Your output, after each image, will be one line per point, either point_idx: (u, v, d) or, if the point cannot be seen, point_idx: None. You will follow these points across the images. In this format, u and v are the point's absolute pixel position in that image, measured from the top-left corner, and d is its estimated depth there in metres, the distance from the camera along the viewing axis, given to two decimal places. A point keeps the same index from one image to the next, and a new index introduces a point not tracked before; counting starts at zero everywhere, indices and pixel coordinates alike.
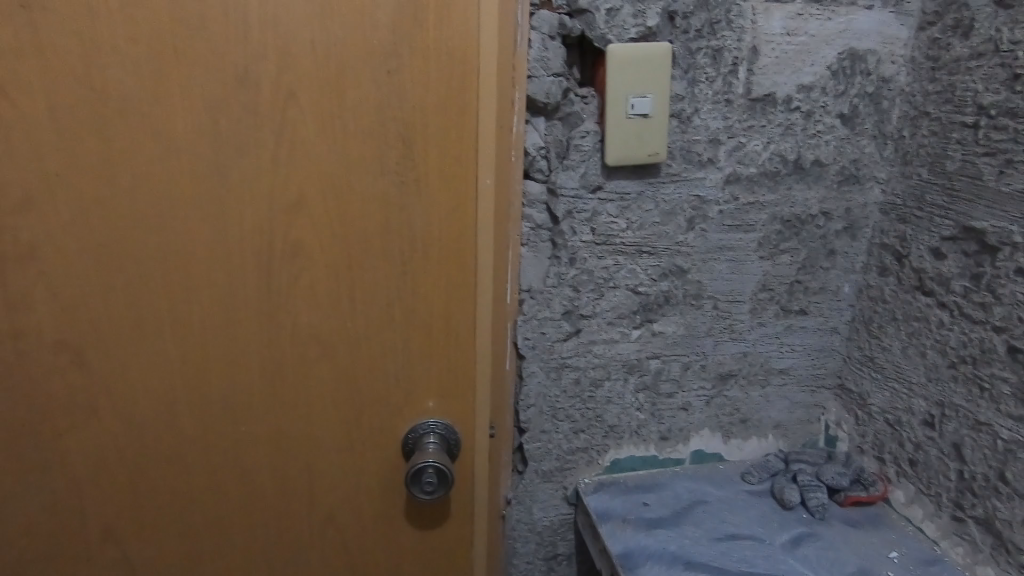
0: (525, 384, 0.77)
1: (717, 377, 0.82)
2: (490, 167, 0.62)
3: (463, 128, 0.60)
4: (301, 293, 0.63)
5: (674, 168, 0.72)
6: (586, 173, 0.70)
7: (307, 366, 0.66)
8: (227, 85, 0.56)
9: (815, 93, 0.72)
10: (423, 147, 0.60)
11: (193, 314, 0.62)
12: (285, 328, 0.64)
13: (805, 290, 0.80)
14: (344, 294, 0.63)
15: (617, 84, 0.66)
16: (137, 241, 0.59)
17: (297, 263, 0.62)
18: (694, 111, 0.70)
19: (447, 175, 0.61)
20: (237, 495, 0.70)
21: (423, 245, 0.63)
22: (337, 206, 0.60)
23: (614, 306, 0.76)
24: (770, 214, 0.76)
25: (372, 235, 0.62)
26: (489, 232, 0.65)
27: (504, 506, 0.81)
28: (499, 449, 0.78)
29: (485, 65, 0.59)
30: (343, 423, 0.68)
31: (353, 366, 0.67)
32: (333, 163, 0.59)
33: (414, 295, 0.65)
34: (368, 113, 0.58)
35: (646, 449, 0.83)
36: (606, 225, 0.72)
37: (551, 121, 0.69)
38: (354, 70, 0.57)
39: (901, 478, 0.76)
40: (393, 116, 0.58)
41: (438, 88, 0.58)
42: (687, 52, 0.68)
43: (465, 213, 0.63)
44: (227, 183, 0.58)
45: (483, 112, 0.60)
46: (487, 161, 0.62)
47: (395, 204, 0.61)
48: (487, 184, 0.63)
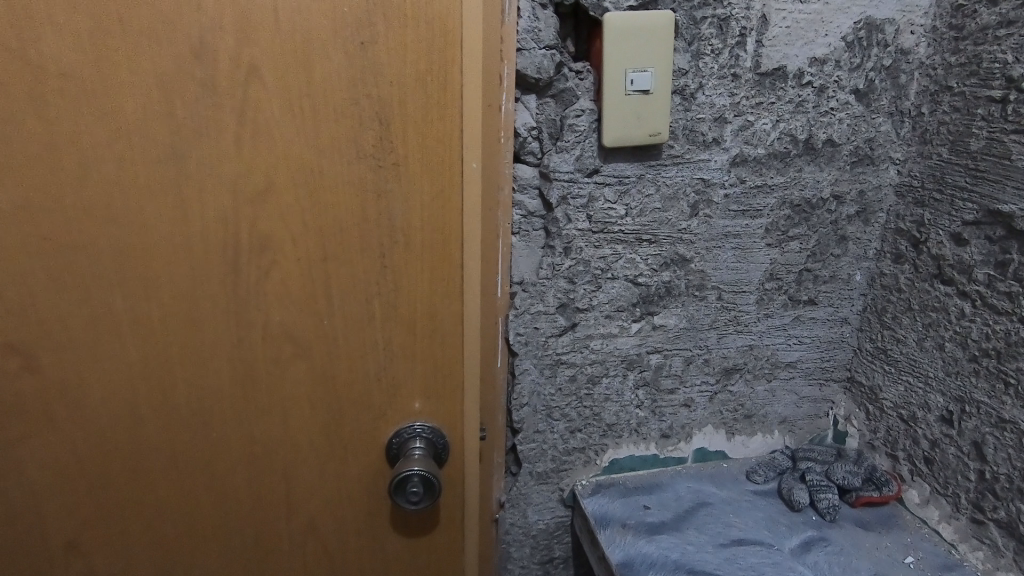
0: (518, 382, 0.72)
1: (721, 372, 0.78)
2: (476, 150, 0.57)
3: (447, 105, 0.55)
4: (272, 288, 0.58)
5: (676, 149, 0.66)
6: (581, 155, 0.65)
7: (282, 368, 0.61)
8: (181, 60, 0.50)
9: (829, 66, 0.67)
10: (402, 127, 0.54)
11: (154, 313, 0.57)
12: (256, 328, 0.59)
13: (815, 279, 0.76)
14: (319, 290, 0.58)
15: (615, 58, 0.60)
16: (87, 235, 0.54)
17: (267, 257, 0.57)
18: (698, 86, 0.64)
19: (429, 158, 0.56)
20: (211, 504, 0.65)
21: (405, 236, 0.58)
22: (309, 193, 0.55)
23: (612, 299, 0.71)
24: (779, 198, 0.71)
25: (348, 225, 0.57)
26: (477, 220, 0.59)
27: (497, 509, 0.77)
28: (491, 450, 0.74)
29: (469, 36, 0.54)
30: (322, 427, 0.64)
31: (332, 368, 0.62)
32: (302, 146, 0.54)
33: (396, 289, 0.60)
34: (341, 91, 0.52)
35: (647, 448, 0.79)
36: (603, 212, 0.67)
37: (543, 99, 0.63)
38: (323, 40, 0.51)
39: (915, 477, 0.72)
40: (368, 94, 0.53)
41: (417, 62, 0.53)
42: (691, 22, 0.62)
43: (449, 201, 0.58)
44: (185, 170, 0.53)
45: (468, 88, 0.55)
46: (473, 144, 0.57)
47: (373, 190, 0.56)
48: (473, 168, 0.57)
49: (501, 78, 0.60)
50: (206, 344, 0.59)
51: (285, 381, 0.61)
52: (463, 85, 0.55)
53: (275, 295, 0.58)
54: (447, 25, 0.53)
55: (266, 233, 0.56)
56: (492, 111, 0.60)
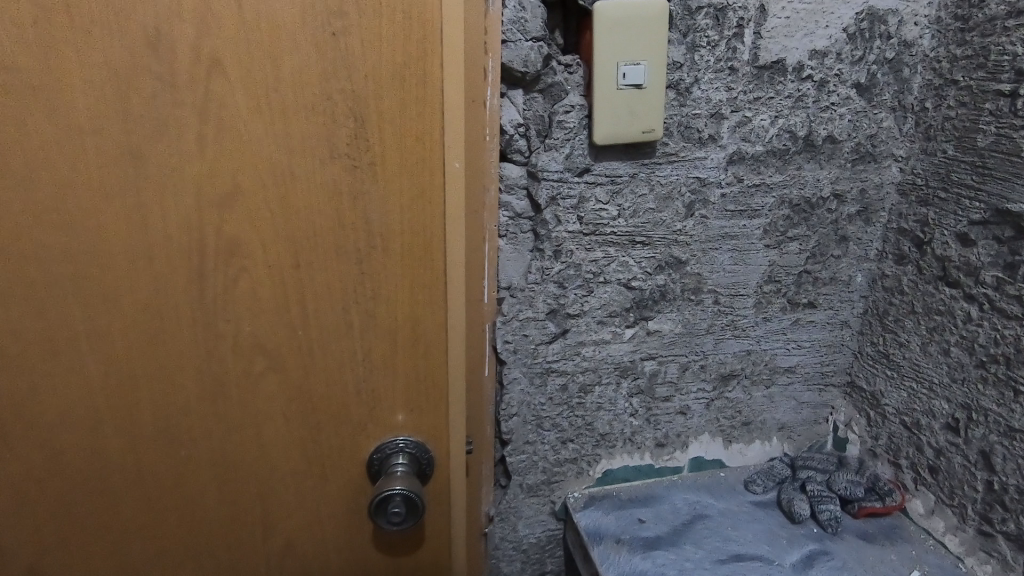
0: (507, 391, 0.69)
1: (718, 378, 0.75)
2: (459, 148, 0.53)
3: (427, 101, 0.51)
4: (242, 298, 0.54)
5: (671, 147, 0.63)
6: (571, 153, 0.61)
7: (255, 381, 0.57)
8: (136, 52, 0.46)
9: (829, 59, 0.64)
10: (379, 124, 0.51)
11: (115, 325, 0.53)
12: (225, 340, 0.55)
13: (815, 281, 0.73)
14: (293, 299, 0.55)
15: (606, 50, 0.57)
16: (38, 243, 0.50)
17: (236, 264, 0.53)
18: (694, 81, 0.61)
19: (409, 157, 0.52)
20: (181, 526, 0.61)
21: (383, 241, 0.54)
22: (279, 196, 0.51)
23: (605, 304, 0.68)
24: (778, 197, 0.68)
25: (322, 230, 0.53)
26: (461, 224, 0.56)
27: (485, 523, 0.74)
28: (479, 463, 0.70)
29: (450, 26, 0.50)
30: (298, 443, 0.60)
31: (308, 381, 0.58)
32: (271, 145, 0.50)
33: (375, 298, 0.56)
34: (311, 86, 0.49)
35: (641, 458, 0.76)
36: (595, 213, 0.64)
37: (530, 94, 0.60)
38: (291, 30, 0.47)
39: (919, 486, 0.70)
40: (341, 89, 0.49)
41: (393, 55, 0.49)
42: (686, 12, 0.59)
43: (431, 203, 0.54)
44: (144, 172, 0.49)
45: (449, 82, 0.51)
46: (456, 142, 0.53)
47: (348, 192, 0.52)
48: (456, 168, 0.54)
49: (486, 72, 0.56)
50: (172, 357, 0.55)
51: (258, 395, 0.58)
52: (444, 79, 0.51)
53: (246, 305, 0.54)
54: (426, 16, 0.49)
55: (234, 238, 0.52)
56: (475, 107, 0.57)
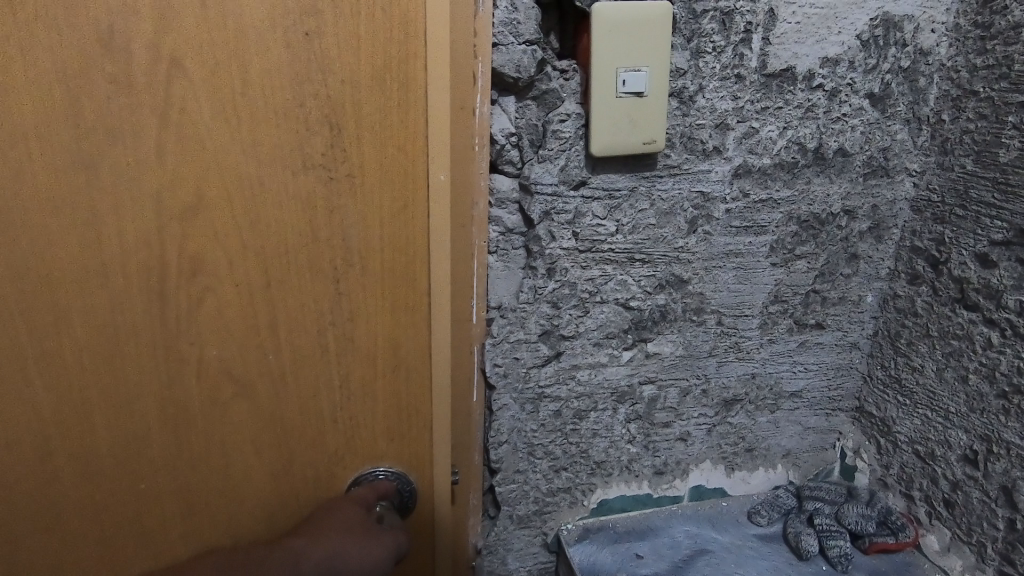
0: (496, 418, 0.64)
1: (720, 403, 0.70)
2: (445, 160, 0.49)
3: (409, 109, 0.47)
4: (208, 320, 0.50)
5: (673, 159, 0.59)
6: (566, 165, 0.57)
7: (223, 409, 0.53)
8: (87, 50, 0.42)
9: (842, 67, 0.60)
10: (357, 133, 0.47)
11: (66, 350, 0.49)
12: (188, 364, 0.50)
13: (823, 301, 0.69)
14: (263, 319, 0.50)
15: (604, 55, 0.53)
16: None
17: (200, 284, 0.48)
18: (698, 88, 0.57)
19: (390, 170, 0.48)
20: (142, 564, 0.57)
21: (361, 258, 0.50)
22: (248, 209, 0.47)
23: (601, 325, 0.63)
24: (786, 213, 0.64)
25: (294, 246, 0.49)
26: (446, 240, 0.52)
27: (473, 555, 0.69)
28: (465, 492, 0.66)
29: (435, 25, 0.46)
30: (270, 473, 0.56)
31: (281, 407, 0.54)
32: (238, 154, 0.46)
33: (352, 319, 0.52)
34: (282, 89, 0.45)
35: (639, 487, 0.71)
36: (591, 229, 0.60)
37: (523, 101, 0.56)
38: (262, 29, 0.43)
39: (933, 520, 0.66)
40: (315, 94, 0.45)
41: (374, 58, 0.45)
42: (691, 16, 0.55)
43: (414, 218, 0.50)
44: (95, 183, 0.44)
45: (434, 87, 0.47)
46: (441, 152, 0.49)
47: (324, 206, 0.48)
48: (442, 180, 0.50)
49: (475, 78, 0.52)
50: (130, 386, 0.50)
51: (226, 424, 0.53)
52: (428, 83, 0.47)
53: (211, 328, 0.50)
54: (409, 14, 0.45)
55: (198, 256, 0.48)
56: (464, 114, 0.53)
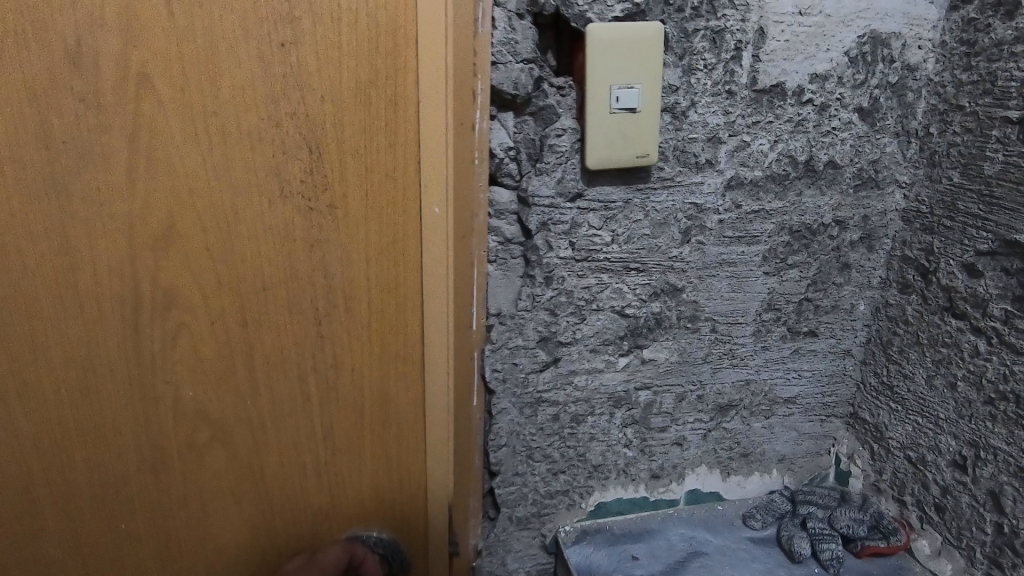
0: (496, 421, 0.67)
1: (716, 409, 0.72)
2: (437, 192, 0.52)
3: (398, 134, 0.50)
4: (193, 354, 0.52)
5: (667, 172, 0.61)
6: (563, 178, 0.59)
7: (204, 446, 0.56)
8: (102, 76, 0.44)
9: (831, 83, 0.62)
10: (338, 159, 0.49)
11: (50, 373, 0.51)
12: (164, 400, 0.53)
13: (816, 310, 0.71)
14: (240, 356, 0.53)
15: (598, 73, 0.55)
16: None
17: (183, 318, 0.51)
18: (690, 104, 0.59)
19: (375, 198, 0.51)
20: None
21: (346, 295, 0.53)
22: (231, 236, 0.49)
23: (598, 332, 0.65)
24: (778, 223, 0.66)
25: (279, 277, 0.51)
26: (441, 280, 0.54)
27: (474, 558, 0.70)
28: (465, 495, 0.67)
29: (428, 65, 0.48)
30: (249, 503, 0.59)
31: (263, 449, 0.57)
32: (241, 171, 0.48)
33: (336, 367, 0.55)
34: (273, 109, 0.47)
35: (635, 490, 0.73)
36: (587, 239, 0.62)
37: (521, 117, 0.58)
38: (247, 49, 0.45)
39: (924, 525, 0.67)
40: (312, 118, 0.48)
41: (366, 84, 0.48)
42: (682, 35, 0.57)
43: (403, 249, 0.53)
44: (83, 208, 0.47)
45: (427, 123, 0.50)
46: (434, 187, 0.52)
47: (303, 239, 0.51)
48: (434, 213, 0.52)
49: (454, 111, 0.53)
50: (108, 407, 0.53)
51: (205, 459, 0.56)
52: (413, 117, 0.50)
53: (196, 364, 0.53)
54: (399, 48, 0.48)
55: (179, 289, 0.50)
56: (464, 129, 0.55)
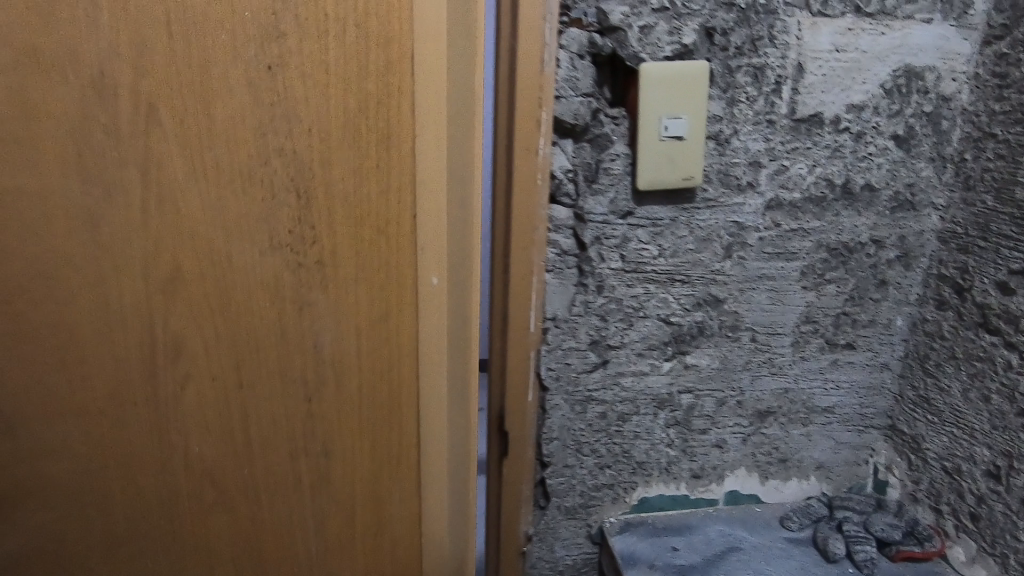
0: (548, 416, 0.73)
1: (754, 414, 0.77)
2: (437, 264, 0.54)
3: (392, 175, 0.50)
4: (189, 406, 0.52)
5: (710, 193, 0.67)
6: (615, 198, 0.66)
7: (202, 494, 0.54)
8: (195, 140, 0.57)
9: (867, 112, 0.67)
10: (324, 200, 0.49)
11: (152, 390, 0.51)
12: (145, 419, 0.52)
13: (853, 323, 0.75)
14: (228, 391, 0.53)
15: (649, 105, 0.62)
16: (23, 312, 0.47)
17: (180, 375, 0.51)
18: (733, 132, 0.66)
19: (366, 259, 0.52)
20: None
21: (337, 362, 0.54)
22: (221, 281, 0.49)
23: (644, 337, 0.72)
24: (816, 241, 0.71)
25: (282, 330, 0.52)
26: (441, 356, 0.57)
27: (523, 542, 0.78)
28: (518, 482, 0.75)
29: (422, 138, 0.50)
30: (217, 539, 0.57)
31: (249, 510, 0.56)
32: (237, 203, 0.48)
33: (326, 446, 0.57)
34: (311, 135, 0.47)
35: (677, 488, 0.78)
36: (636, 252, 0.68)
37: (579, 143, 0.65)
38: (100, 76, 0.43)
39: (960, 533, 0.70)
40: (363, 168, 0.49)
41: (365, 113, 0.48)
42: (726, 70, 0.64)
43: (399, 303, 0.54)
44: (97, 240, 0.47)
45: (421, 192, 0.51)
46: (436, 261, 0.54)
47: (291, 300, 0.51)
48: (433, 283, 0.54)
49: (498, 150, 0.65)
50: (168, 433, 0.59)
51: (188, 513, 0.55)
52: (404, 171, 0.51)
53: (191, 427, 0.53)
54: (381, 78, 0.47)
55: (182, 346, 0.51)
56: (529, 154, 0.63)
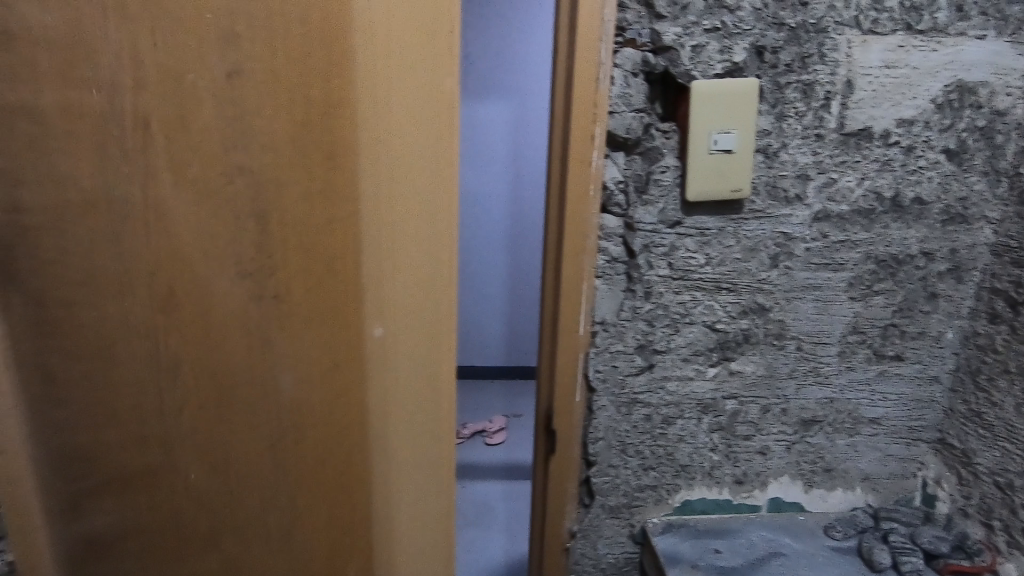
0: (595, 417, 0.76)
1: (799, 423, 0.78)
2: (385, 311, 0.42)
3: (337, 214, 0.37)
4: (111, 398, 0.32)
5: (758, 204, 0.69)
6: (664, 208, 0.69)
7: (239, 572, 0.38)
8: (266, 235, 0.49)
9: (917, 127, 0.68)
10: (280, 234, 0.35)
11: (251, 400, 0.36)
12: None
13: (902, 335, 0.75)
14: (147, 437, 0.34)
15: (700, 120, 0.65)
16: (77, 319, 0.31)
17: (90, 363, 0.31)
18: (781, 146, 0.68)
19: (324, 301, 0.38)
20: None
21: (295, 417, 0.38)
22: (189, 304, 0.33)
23: (690, 343, 0.74)
24: (864, 253, 0.72)
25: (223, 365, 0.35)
26: (394, 410, 0.45)
27: (567, 539, 0.81)
28: (564, 479, 0.78)
29: (368, 171, 0.39)
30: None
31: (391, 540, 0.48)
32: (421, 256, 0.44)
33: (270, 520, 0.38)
34: (383, 194, 0.40)
35: (720, 492, 0.80)
36: (684, 260, 0.71)
37: (630, 156, 0.69)
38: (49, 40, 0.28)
39: (1012, 549, 0.69)
40: (366, 210, 0.39)
41: (305, 126, 0.35)
42: (775, 87, 0.66)
43: (345, 368, 0.40)
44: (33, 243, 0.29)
45: (366, 236, 0.40)
46: (378, 306, 0.42)
47: (252, 332, 0.35)
48: (377, 332, 0.42)
49: (555, 161, 0.69)
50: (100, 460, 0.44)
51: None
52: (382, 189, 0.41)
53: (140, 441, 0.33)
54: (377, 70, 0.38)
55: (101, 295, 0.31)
56: (582, 166, 0.67)
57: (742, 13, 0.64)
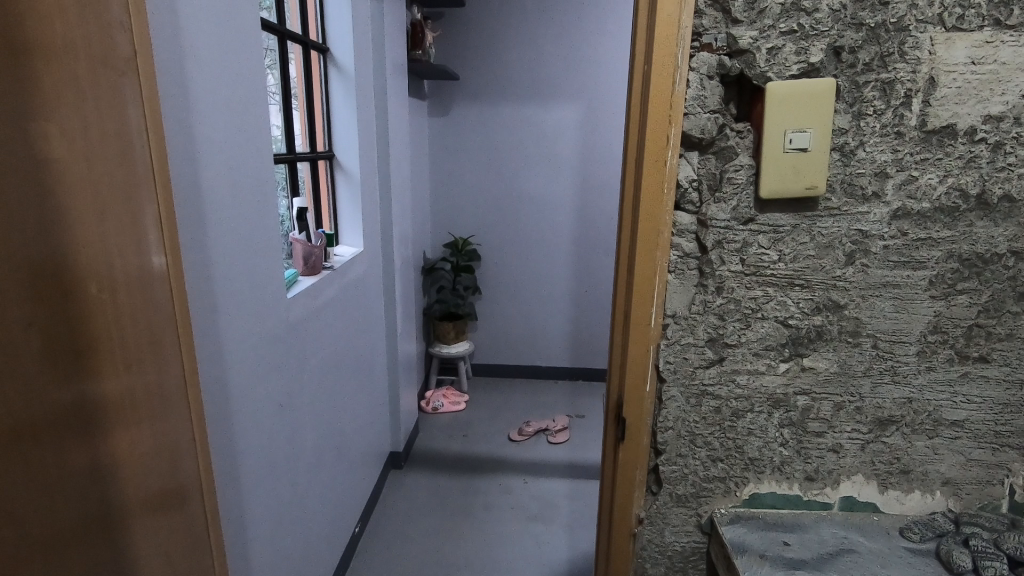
0: (664, 406, 0.79)
1: (875, 422, 0.77)
2: (139, 195, 0.57)
3: (43, 93, 0.47)
4: (102, 336, 0.54)
5: (833, 202, 0.70)
6: (738, 205, 0.72)
7: (175, 436, 0.64)
8: (66, 168, 0.49)
9: (1005, 123, 0.67)
10: (41, 126, 0.47)
11: (180, 295, 0.65)
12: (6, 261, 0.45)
13: (988, 336, 0.74)
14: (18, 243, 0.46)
15: (774, 120, 0.67)
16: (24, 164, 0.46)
17: (75, 314, 0.51)
18: (859, 144, 0.68)
19: (104, 164, 0.53)
20: (93, 475, 0.54)
21: (100, 216, 0.53)
22: (27, 163, 0.46)
23: (761, 338, 0.75)
24: (945, 251, 0.71)
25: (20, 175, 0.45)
26: (123, 156, 0.55)
27: (635, 524, 0.84)
28: (633, 466, 0.82)
29: (39, 66, 0.47)
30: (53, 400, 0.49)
31: (195, 440, 0.68)
32: (67, 133, 0.49)
33: (54, 276, 0.49)
34: (66, 96, 0.49)
35: (790, 488, 0.81)
36: (757, 256, 0.73)
37: (704, 155, 0.71)
38: (50, 74, 0.47)
39: None
40: (51, 87, 0.48)
41: (95, 89, 0.52)
42: (854, 86, 0.67)
43: (132, 223, 0.57)
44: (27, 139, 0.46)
45: (110, 155, 0.54)
46: (76, 178, 0.50)
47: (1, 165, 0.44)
48: (48, 172, 0.48)
49: (630, 163, 0.73)
50: None
51: (125, 466, 0.57)
52: (69, 191, 0.49)
53: (105, 353, 0.55)
54: (127, 72, 0.55)
55: (90, 264, 0.52)
56: (658, 165, 0.70)
57: (820, 15, 0.65)
